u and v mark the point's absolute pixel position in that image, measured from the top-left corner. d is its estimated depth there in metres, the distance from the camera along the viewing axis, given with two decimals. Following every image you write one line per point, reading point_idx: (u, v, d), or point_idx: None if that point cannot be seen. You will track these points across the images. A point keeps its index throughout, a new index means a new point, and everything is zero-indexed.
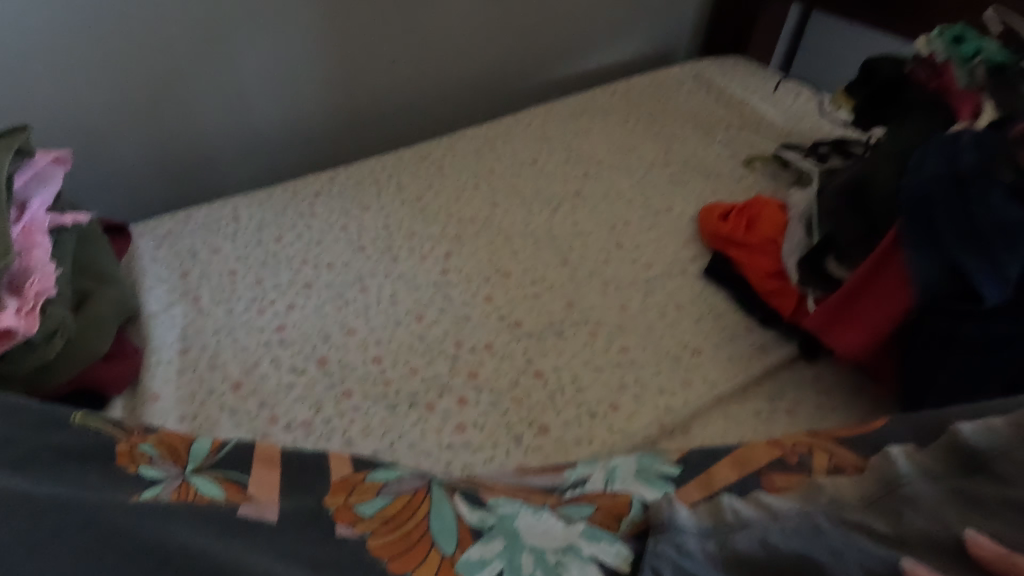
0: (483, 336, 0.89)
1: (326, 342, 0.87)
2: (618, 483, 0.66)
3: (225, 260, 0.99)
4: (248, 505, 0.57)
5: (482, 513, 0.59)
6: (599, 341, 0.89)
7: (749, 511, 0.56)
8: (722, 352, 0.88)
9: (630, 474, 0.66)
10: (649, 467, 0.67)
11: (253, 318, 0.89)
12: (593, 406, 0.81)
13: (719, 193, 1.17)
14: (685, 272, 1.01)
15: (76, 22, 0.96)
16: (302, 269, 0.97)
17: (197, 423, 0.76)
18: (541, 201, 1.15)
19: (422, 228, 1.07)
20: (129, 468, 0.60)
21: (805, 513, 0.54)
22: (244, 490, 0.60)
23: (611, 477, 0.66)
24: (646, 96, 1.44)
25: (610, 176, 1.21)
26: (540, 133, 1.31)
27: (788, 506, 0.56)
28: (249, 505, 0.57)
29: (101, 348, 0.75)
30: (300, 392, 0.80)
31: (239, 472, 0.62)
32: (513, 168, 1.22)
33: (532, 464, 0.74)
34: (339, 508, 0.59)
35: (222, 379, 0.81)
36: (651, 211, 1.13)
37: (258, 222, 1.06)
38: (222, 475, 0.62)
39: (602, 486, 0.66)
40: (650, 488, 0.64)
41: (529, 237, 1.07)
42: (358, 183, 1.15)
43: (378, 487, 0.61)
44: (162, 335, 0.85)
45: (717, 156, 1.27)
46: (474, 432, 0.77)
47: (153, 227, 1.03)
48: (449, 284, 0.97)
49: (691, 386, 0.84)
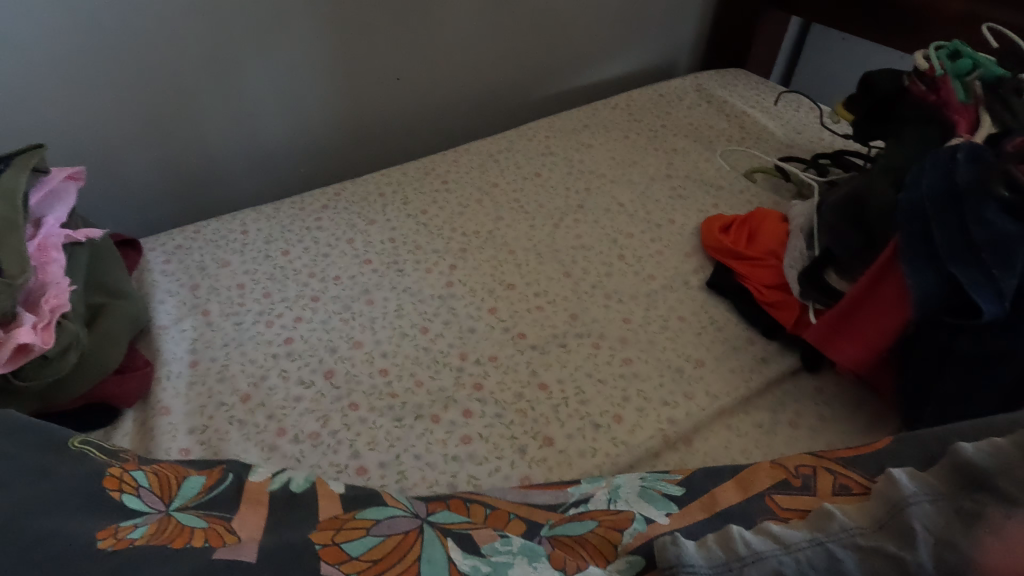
0: (487, 348, 0.90)
1: (332, 355, 0.88)
2: (621, 501, 0.66)
3: (233, 274, 1.00)
4: (226, 546, 0.54)
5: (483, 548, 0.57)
6: (602, 353, 0.90)
7: (761, 543, 0.53)
8: (724, 363, 0.89)
9: (633, 494, 0.67)
10: (652, 489, 0.68)
11: (261, 331, 0.91)
12: (597, 418, 0.82)
13: (720, 205, 1.19)
14: (687, 284, 1.02)
15: (91, 43, 0.99)
16: (309, 283, 0.99)
17: (206, 436, 0.77)
18: (544, 214, 1.16)
19: (427, 242, 1.09)
20: (115, 494, 0.59)
21: (819, 542, 0.52)
22: (226, 526, 0.58)
23: (615, 496, 0.67)
24: (648, 109, 1.45)
25: (612, 189, 1.22)
26: (543, 146, 1.33)
27: (798, 534, 0.54)
28: (226, 545, 0.54)
29: (113, 362, 0.76)
30: (308, 405, 0.81)
31: (224, 510, 0.61)
32: (517, 182, 1.24)
33: (537, 477, 0.75)
34: (327, 546, 0.55)
35: (231, 391, 0.82)
36: (653, 223, 1.15)
37: (266, 236, 1.08)
38: (206, 512, 0.60)
39: (605, 504, 0.66)
40: (653, 507, 0.65)
41: (533, 250, 1.09)
42: (365, 197, 1.17)
43: (370, 526, 0.59)
44: (172, 349, 0.87)
45: (719, 169, 1.28)
46: (479, 444, 0.78)
47: (162, 241, 1.05)
48: (454, 297, 0.98)
49: (694, 397, 0.84)
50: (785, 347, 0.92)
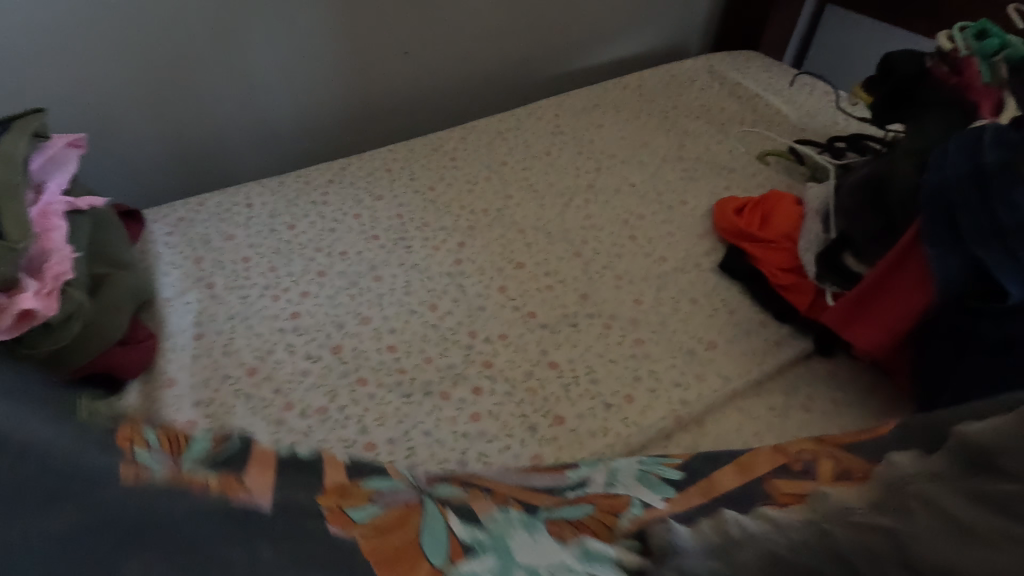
0: (496, 327, 0.89)
1: (340, 330, 0.86)
2: (619, 485, 0.66)
3: (238, 247, 0.98)
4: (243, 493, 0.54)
5: (472, 530, 0.55)
6: (613, 334, 0.89)
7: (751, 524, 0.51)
8: (736, 346, 0.88)
9: (631, 478, 0.67)
10: (650, 471, 0.67)
11: (267, 305, 0.89)
12: (608, 399, 0.81)
13: (732, 188, 1.17)
14: (699, 266, 1.01)
15: (92, 9, 0.95)
16: (315, 258, 0.97)
17: (212, 410, 0.76)
18: (553, 193, 1.14)
19: (435, 219, 1.07)
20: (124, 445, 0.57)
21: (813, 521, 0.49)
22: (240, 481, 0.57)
23: (612, 480, 0.67)
24: (659, 90, 1.43)
25: (623, 170, 1.20)
26: (553, 126, 1.30)
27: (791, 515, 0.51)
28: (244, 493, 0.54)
29: (116, 332, 0.75)
30: (315, 380, 0.80)
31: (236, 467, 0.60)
32: (526, 160, 1.21)
33: (548, 456, 0.74)
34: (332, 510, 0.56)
35: (236, 365, 0.81)
36: (665, 205, 1.13)
37: (271, 211, 1.06)
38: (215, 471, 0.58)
39: (603, 488, 0.66)
40: (650, 492, 0.64)
41: (543, 230, 1.07)
42: (371, 173, 1.15)
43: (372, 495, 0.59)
44: (176, 322, 0.85)
45: (732, 151, 1.26)
46: (489, 422, 0.77)
47: (165, 213, 1.03)
48: (463, 275, 0.97)
49: (706, 379, 0.84)
50: (798, 330, 0.91)
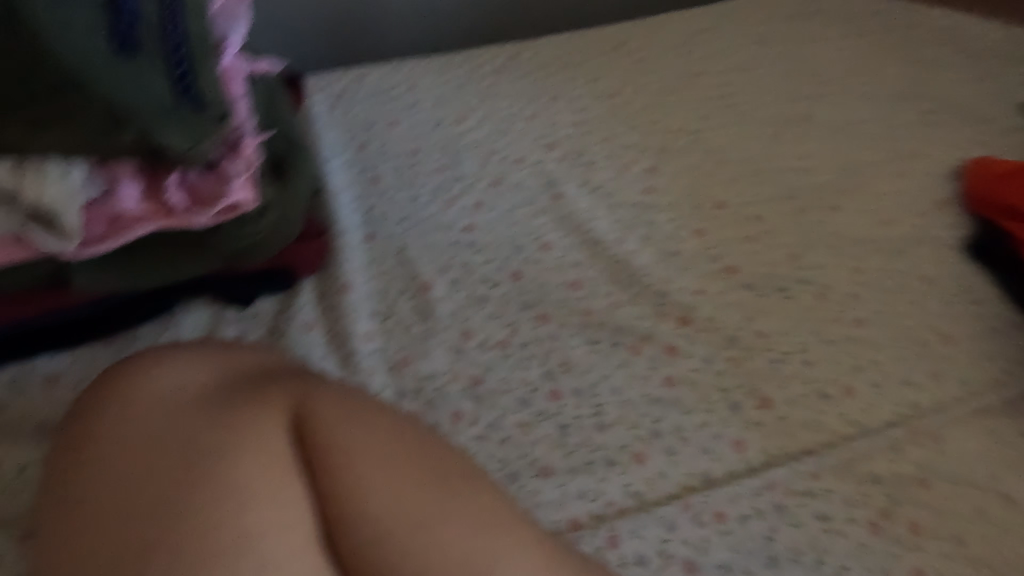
0: (692, 280, 0.75)
1: (519, 255, 0.76)
2: None
3: (404, 136, 0.87)
4: None
5: None
6: (829, 306, 0.75)
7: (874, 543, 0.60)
8: (975, 346, 0.74)
9: None
10: None
11: (439, 211, 0.79)
12: (824, 386, 0.69)
13: (984, 145, 0.94)
14: (938, 240, 0.83)
15: None
16: (488, 162, 0.85)
17: (389, 327, 0.69)
18: (759, 122, 0.95)
19: (620, 133, 0.91)
20: None
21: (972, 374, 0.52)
22: None
23: None
24: (831, 25, 1.09)
25: (845, 102, 0.98)
26: (756, 31, 1.06)
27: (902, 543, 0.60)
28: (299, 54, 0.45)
29: (298, 229, 0.63)
30: (546, 271, 0.75)
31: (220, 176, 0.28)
32: (726, 73, 1.01)
33: (757, 445, 0.64)
34: None
35: (412, 277, 0.73)
36: (896, 155, 0.92)
37: (437, 96, 0.92)
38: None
39: None
40: (829, 471, 0.63)
41: (747, 164, 0.89)
42: (547, 65, 0.98)
43: None
44: (346, 218, 0.77)
45: (985, 95, 1.00)
46: (685, 389, 0.67)
47: (325, 83, 0.92)
48: (654, 207, 0.82)
49: (940, 381, 0.70)
50: None
